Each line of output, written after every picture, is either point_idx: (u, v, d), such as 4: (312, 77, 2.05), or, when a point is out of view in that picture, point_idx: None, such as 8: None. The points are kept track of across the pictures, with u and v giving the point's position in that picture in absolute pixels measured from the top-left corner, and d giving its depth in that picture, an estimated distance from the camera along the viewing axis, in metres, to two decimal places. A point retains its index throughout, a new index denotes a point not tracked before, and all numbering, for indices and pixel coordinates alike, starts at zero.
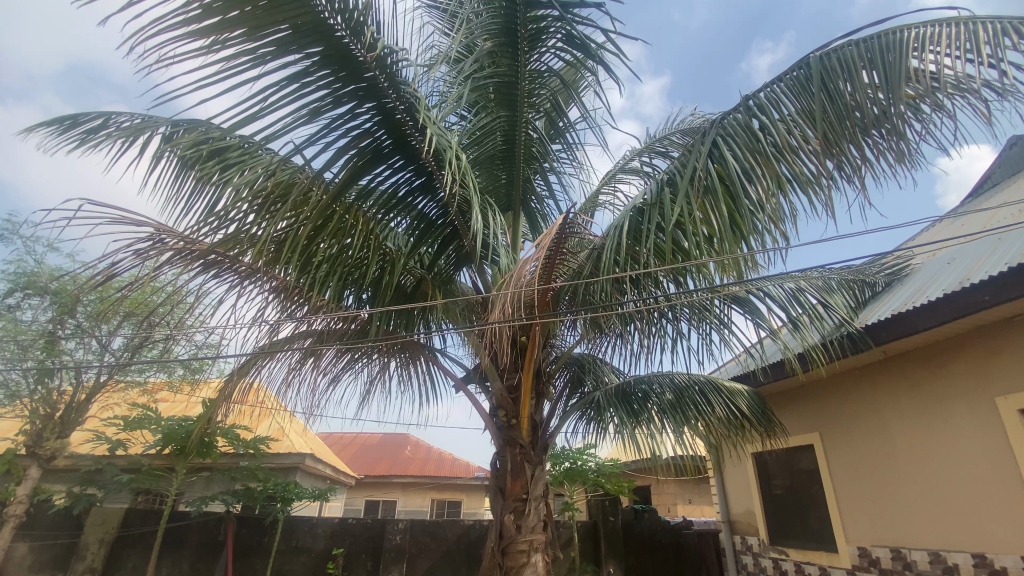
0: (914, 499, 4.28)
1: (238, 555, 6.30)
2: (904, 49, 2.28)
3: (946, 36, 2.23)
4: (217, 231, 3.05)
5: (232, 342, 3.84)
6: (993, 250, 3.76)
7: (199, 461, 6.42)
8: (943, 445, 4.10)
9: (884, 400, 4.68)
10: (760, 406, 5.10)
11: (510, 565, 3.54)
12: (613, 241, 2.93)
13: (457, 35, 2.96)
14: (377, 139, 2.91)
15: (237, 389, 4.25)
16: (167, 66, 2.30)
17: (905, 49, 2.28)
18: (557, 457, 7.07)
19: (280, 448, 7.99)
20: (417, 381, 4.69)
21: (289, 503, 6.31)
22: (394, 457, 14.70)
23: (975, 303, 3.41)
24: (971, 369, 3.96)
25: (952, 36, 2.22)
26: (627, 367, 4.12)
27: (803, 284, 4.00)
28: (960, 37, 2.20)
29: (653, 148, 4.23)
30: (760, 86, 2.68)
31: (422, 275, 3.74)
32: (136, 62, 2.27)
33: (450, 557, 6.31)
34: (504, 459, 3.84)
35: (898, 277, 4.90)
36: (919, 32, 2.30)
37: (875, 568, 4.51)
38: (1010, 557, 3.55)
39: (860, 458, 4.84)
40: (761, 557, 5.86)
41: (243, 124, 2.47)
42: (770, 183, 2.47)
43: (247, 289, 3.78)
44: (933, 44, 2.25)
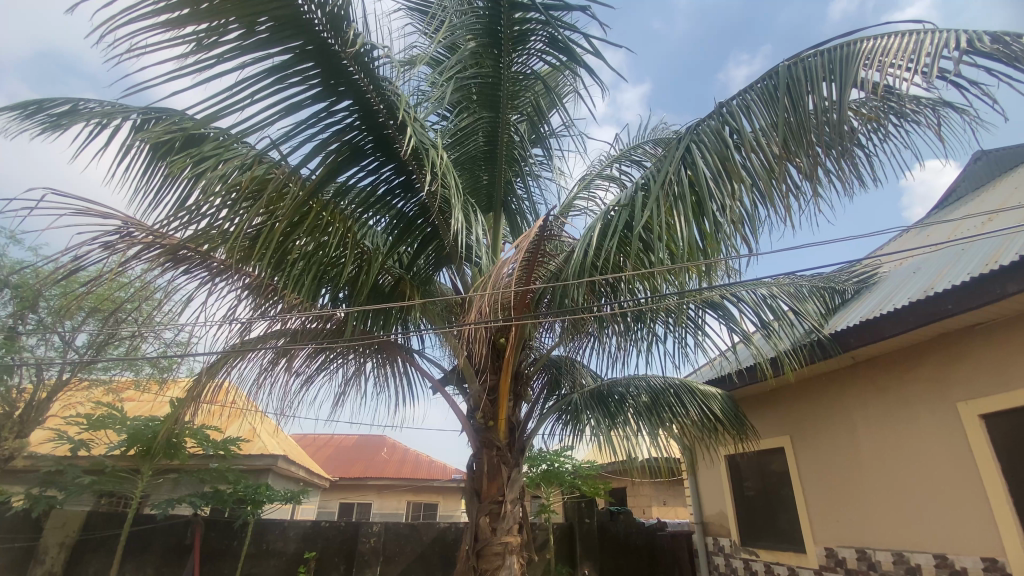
0: (878, 502, 4.42)
1: (206, 559, 6.11)
2: (858, 60, 2.35)
3: (895, 49, 2.31)
4: (186, 226, 2.97)
5: (201, 340, 3.73)
6: (956, 260, 3.91)
7: (167, 463, 6.22)
8: (906, 447, 4.24)
9: (851, 404, 4.81)
10: (732, 407, 5.20)
11: (485, 568, 3.53)
12: (589, 243, 2.96)
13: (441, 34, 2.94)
14: (355, 138, 2.87)
15: (206, 388, 4.12)
16: (138, 56, 2.22)
17: (862, 60, 2.36)
18: (534, 458, 7.09)
19: (252, 449, 7.80)
20: (393, 383, 4.63)
21: (260, 506, 6.16)
22: (370, 459, 14.52)
23: (938, 311, 3.54)
24: (933, 375, 4.11)
25: (899, 48, 2.29)
26: (604, 369, 4.13)
27: (775, 291, 4.14)
28: (908, 48, 2.28)
29: (629, 157, 4.24)
30: (732, 95, 2.74)
31: (400, 275, 3.70)
32: (105, 51, 2.19)
33: (425, 559, 6.25)
34: (480, 461, 3.82)
35: (866, 285, 5.05)
36: (873, 44, 2.38)
37: (841, 568, 4.64)
38: (970, 558, 3.68)
39: (827, 460, 4.98)
40: (732, 558, 5.97)
41: (219, 117, 2.41)
42: (740, 191, 2.51)
43: (218, 287, 3.68)
44: (883, 54, 2.32)
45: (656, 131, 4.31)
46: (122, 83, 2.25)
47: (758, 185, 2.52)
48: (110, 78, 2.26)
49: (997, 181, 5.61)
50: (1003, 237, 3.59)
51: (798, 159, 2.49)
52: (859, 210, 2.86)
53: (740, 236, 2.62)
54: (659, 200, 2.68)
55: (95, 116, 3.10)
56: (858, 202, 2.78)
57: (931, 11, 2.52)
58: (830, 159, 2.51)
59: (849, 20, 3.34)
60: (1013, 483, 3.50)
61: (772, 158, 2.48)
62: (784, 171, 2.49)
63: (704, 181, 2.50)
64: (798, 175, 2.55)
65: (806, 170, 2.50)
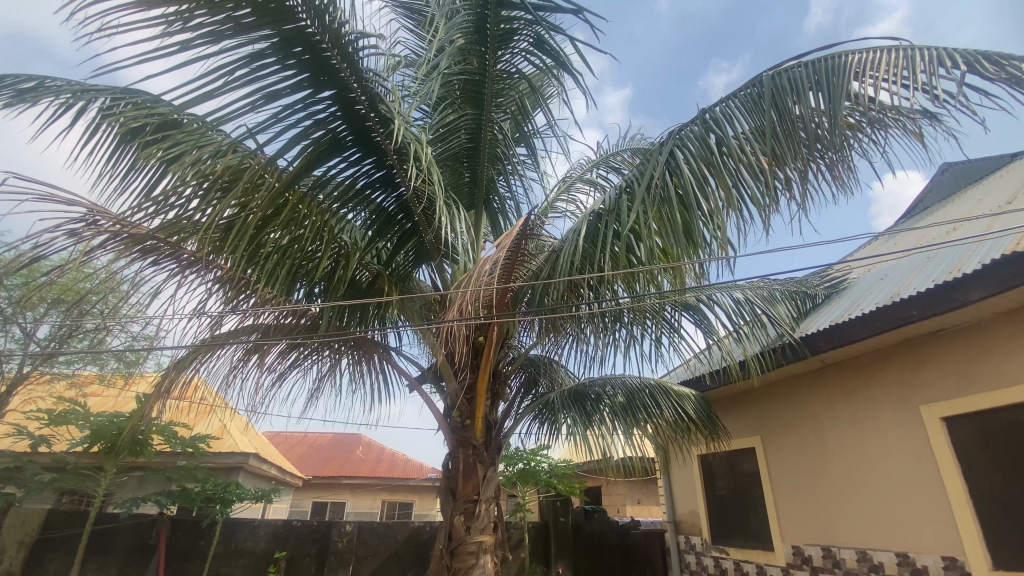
0: (845, 502, 4.53)
1: (172, 558, 5.94)
2: (848, 74, 2.41)
3: (885, 64, 2.37)
4: (154, 216, 2.87)
5: (169, 334, 3.61)
6: (922, 267, 4.04)
7: (132, 460, 6.00)
8: (872, 448, 4.37)
9: (820, 405, 4.93)
10: (705, 408, 5.27)
11: (458, 567, 3.52)
12: (572, 244, 2.99)
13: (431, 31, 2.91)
14: (336, 129, 2.80)
15: (174, 383, 4.00)
16: (110, 36, 2.14)
17: (849, 73, 2.41)
18: (510, 457, 7.10)
19: (222, 447, 7.61)
20: (369, 381, 4.57)
21: (230, 505, 6.01)
22: (344, 458, 14.32)
23: (904, 317, 3.66)
24: (898, 379, 4.25)
25: (891, 63, 2.36)
26: (581, 370, 4.24)
27: (749, 295, 4.23)
28: (898, 63, 2.35)
29: (607, 163, 4.27)
30: (715, 101, 2.76)
31: (378, 271, 3.63)
32: (75, 29, 2.10)
33: (399, 558, 6.19)
34: (456, 460, 3.80)
35: (836, 290, 5.19)
36: (860, 57, 2.45)
37: (807, 566, 4.77)
38: (930, 558, 3.80)
39: (796, 461, 5.09)
40: (703, 557, 6.09)
41: (195, 103, 2.32)
42: (724, 197, 2.53)
43: (189, 280, 3.57)
44: (873, 69, 2.38)
45: (633, 140, 4.30)
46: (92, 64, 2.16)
47: (741, 193, 2.55)
48: (80, 58, 2.16)
49: (961, 194, 5.82)
50: (969, 246, 3.71)
51: (782, 166, 2.53)
52: (837, 218, 2.91)
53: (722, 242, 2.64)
54: (645, 204, 2.67)
55: (61, 95, 2.97)
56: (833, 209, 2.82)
57: (903, 26, 2.58)
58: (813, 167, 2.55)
59: (824, 35, 3.44)
60: (973, 482, 3.64)
61: (757, 166, 2.52)
62: (769, 179, 2.52)
63: (690, 187, 2.51)
64: (781, 184, 2.57)
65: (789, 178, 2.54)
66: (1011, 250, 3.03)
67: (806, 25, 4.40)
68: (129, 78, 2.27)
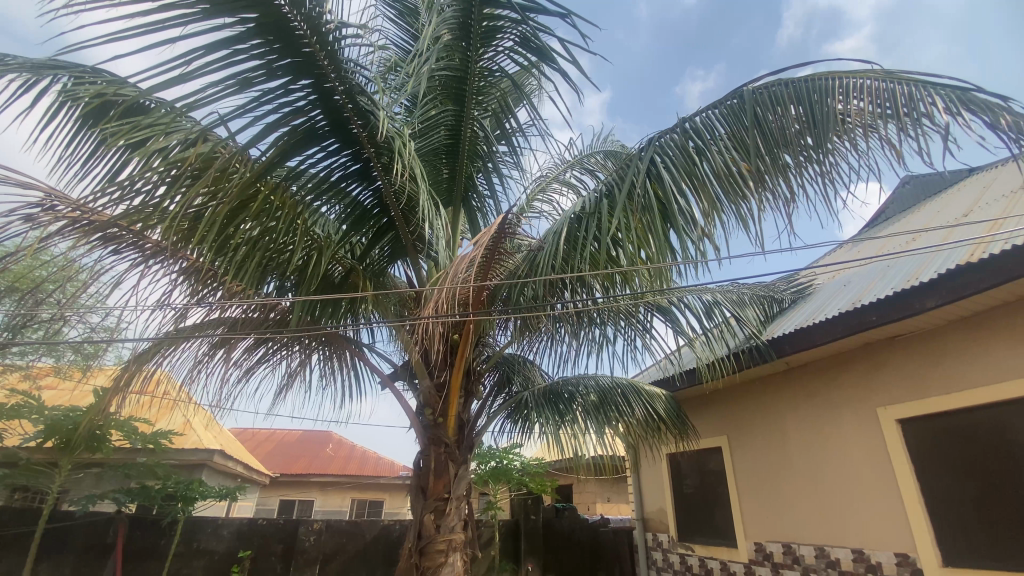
0: (806, 501, 4.68)
1: (130, 558, 5.73)
2: (832, 96, 2.48)
3: (868, 90, 2.44)
4: (117, 203, 2.72)
5: (131, 326, 3.48)
6: (883, 275, 4.20)
7: (89, 457, 5.74)
8: (831, 448, 4.52)
9: (784, 406, 5.10)
10: (675, 408, 5.36)
11: (427, 566, 3.50)
12: (551, 246, 2.99)
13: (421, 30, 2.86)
14: (313, 119, 2.75)
15: (136, 377, 3.87)
16: (78, 13, 2.07)
17: (830, 93, 2.48)
18: (483, 456, 7.09)
19: (185, 443, 7.37)
20: (340, 377, 4.50)
21: (192, 503, 5.84)
22: (314, 455, 14.09)
23: (864, 322, 3.79)
24: (857, 383, 4.41)
25: (873, 91, 2.43)
26: (554, 369, 4.36)
27: (719, 298, 4.34)
28: (881, 94, 2.41)
29: (581, 164, 4.33)
30: (696, 111, 2.80)
31: (352, 265, 3.57)
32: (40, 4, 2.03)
33: (367, 557, 6.12)
34: (427, 459, 3.78)
35: (802, 295, 5.35)
36: (843, 81, 2.50)
37: (768, 562, 4.90)
38: (884, 554, 3.95)
39: (762, 462, 5.23)
40: (669, 553, 6.22)
41: (164, 87, 2.24)
42: (702, 204, 2.58)
43: (152, 270, 3.43)
44: (857, 93, 2.45)
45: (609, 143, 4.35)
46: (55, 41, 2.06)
47: (719, 201, 2.59)
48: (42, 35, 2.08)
49: (919, 206, 6.09)
50: (925, 256, 3.87)
51: (762, 178, 2.56)
52: (812, 235, 2.96)
53: (703, 249, 2.65)
54: (626, 210, 2.68)
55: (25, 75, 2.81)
56: (816, 227, 2.74)
57: (869, 44, 2.68)
58: (794, 180, 2.57)
59: (796, 51, 3.55)
60: (927, 483, 3.79)
61: (734, 175, 2.57)
62: (745, 188, 2.57)
63: (671, 194, 2.54)
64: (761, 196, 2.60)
65: (766, 188, 2.58)
66: (966, 261, 3.19)
67: (780, 38, 4.52)
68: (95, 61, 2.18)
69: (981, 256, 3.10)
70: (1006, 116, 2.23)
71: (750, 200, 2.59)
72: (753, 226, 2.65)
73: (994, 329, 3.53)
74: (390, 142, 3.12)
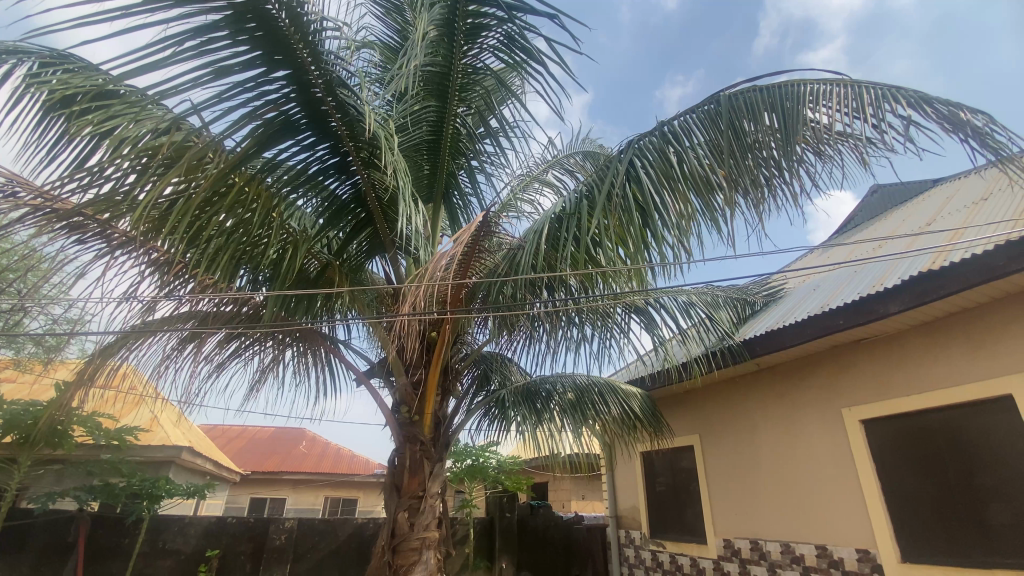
0: (773, 498, 4.81)
1: (91, 558, 5.54)
2: (804, 102, 2.53)
3: (837, 96, 2.51)
4: (85, 189, 2.61)
5: (95, 318, 3.35)
6: (851, 280, 4.34)
7: (49, 453, 5.51)
8: (798, 447, 4.66)
9: (753, 406, 5.24)
10: (651, 407, 5.44)
11: (400, 564, 3.48)
12: (532, 245, 2.99)
13: (403, 22, 2.83)
14: (290, 111, 2.69)
15: (100, 370, 3.75)
16: None
17: (801, 100, 2.54)
18: (459, 453, 7.08)
19: (151, 439, 7.15)
20: (314, 373, 4.44)
21: (159, 500, 5.69)
22: (287, 453, 13.84)
23: (831, 326, 3.91)
24: (823, 384, 4.56)
25: (841, 96, 2.50)
26: (533, 368, 4.34)
27: (694, 299, 4.43)
28: (848, 99, 2.48)
29: (562, 164, 4.43)
30: (674, 114, 2.84)
31: (329, 260, 3.51)
32: None
33: (339, 556, 6.06)
34: (402, 456, 3.75)
35: (773, 298, 5.50)
36: (813, 88, 2.57)
37: (736, 558, 5.02)
38: (846, 550, 4.09)
39: (732, 460, 5.34)
40: (641, 550, 6.32)
41: (138, 73, 2.18)
42: (679, 208, 2.62)
43: (119, 261, 3.30)
44: (826, 100, 2.52)
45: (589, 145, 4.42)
46: (21, 24, 1.99)
47: (695, 204, 2.64)
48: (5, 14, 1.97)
49: (885, 214, 6.34)
50: (890, 262, 4.01)
51: (736, 183, 2.61)
52: (784, 238, 3.02)
53: (679, 250, 2.70)
54: (606, 211, 2.70)
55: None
56: (788, 229, 2.80)
57: (841, 56, 2.76)
58: (767, 185, 2.63)
59: (773, 61, 3.65)
60: (886, 481, 3.94)
61: (712, 181, 2.61)
62: (721, 194, 2.62)
63: (649, 197, 2.57)
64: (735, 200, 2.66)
65: (742, 192, 2.64)
66: (927, 268, 3.32)
67: (758, 47, 4.64)
68: (62, 43, 2.10)
69: (941, 264, 3.24)
70: (969, 128, 2.30)
71: (725, 204, 2.64)
72: (726, 230, 2.70)
73: (951, 335, 3.69)
74: (373, 138, 3.08)
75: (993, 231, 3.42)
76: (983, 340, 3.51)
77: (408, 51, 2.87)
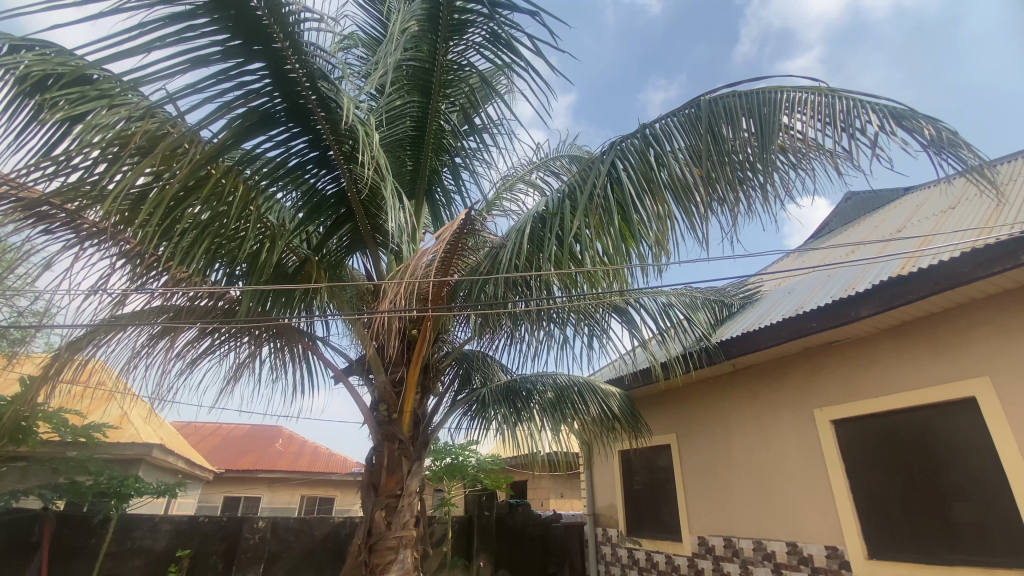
0: (746, 496, 4.91)
1: (55, 558, 5.35)
2: (779, 110, 2.58)
3: (812, 105, 2.57)
4: (51, 178, 2.52)
5: (61, 311, 3.23)
6: (825, 284, 4.44)
7: (10, 450, 5.31)
8: (771, 446, 4.77)
9: (729, 406, 5.33)
10: (630, 407, 5.48)
11: (376, 563, 3.45)
12: (514, 244, 2.99)
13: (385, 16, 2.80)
14: (269, 103, 2.64)
15: (67, 364, 3.63)
16: None
17: (778, 107, 2.59)
18: (438, 452, 7.05)
19: (120, 437, 6.96)
20: (291, 370, 4.37)
21: (127, 500, 5.53)
22: (263, 451, 13.60)
23: (805, 329, 4.00)
24: (796, 385, 4.67)
25: (815, 105, 2.56)
26: (515, 365, 4.39)
27: (673, 300, 4.50)
28: (822, 109, 2.54)
29: (546, 166, 4.46)
30: (657, 117, 2.87)
31: (307, 256, 3.47)
32: None
33: (315, 556, 6.00)
34: (380, 455, 3.71)
35: (750, 301, 5.61)
36: (790, 96, 2.62)
37: (710, 555, 5.11)
38: (815, 547, 4.20)
39: (707, 459, 5.44)
40: (618, 548, 6.40)
41: (111, 60, 2.14)
42: (658, 210, 2.65)
43: (87, 253, 3.19)
44: (801, 109, 2.57)
45: (573, 146, 4.45)
46: None
47: (674, 208, 2.68)
48: None
49: (858, 221, 6.52)
50: (862, 267, 4.12)
51: (713, 187, 2.65)
52: (758, 242, 3.09)
53: (657, 252, 2.73)
54: (588, 212, 2.72)
55: None
56: (762, 234, 2.86)
57: (818, 65, 2.83)
58: (743, 190, 2.68)
59: (753, 68, 3.72)
60: (856, 481, 4.05)
61: (691, 184, 2.64)
62: (700, 198, 2.66)
63: (629, 199, 2.60)
64: (712, 203, 2.70)
65: (720, 197, 2.68)
66: (896, 274, 3.43)
67: (738, 54, 4.74)
68: (33, 25, 2.04)
69: (910, 270, 3.34)
70: (934, 144, 2.38)
71: (703, 207, 2.68)
72: (703, 234, 2.74)
73: (918, 339, 3.82)
74: (354, 132, 3.03)
75: (959, 240, 3.54)
76: (948, 344, 3.63)
77: (390, 44, 2.84)
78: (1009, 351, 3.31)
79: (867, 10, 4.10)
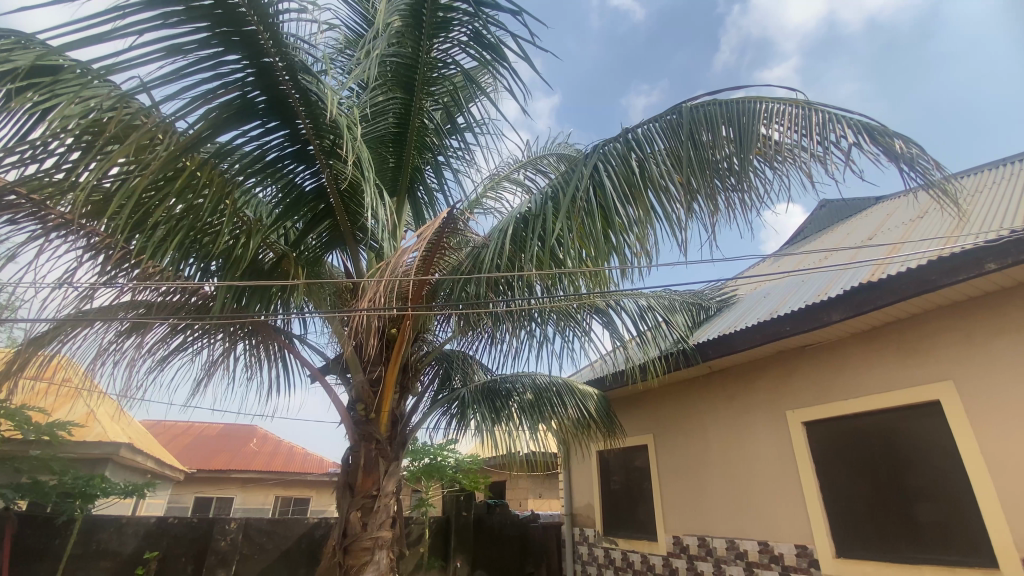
0: (721, 497, 4.98)
1: (15, 561, 5.16)
2: (758, 119, 2.63)
3: (790, 116, 2.61)
4: (24, 164, 2.44)
5: (24, 305, 3.11)
6: (799, 288, 4.54)
7: None
8: (745, 447, 4.85)
9: (705, 407, 5.40)
10: (607, 408, 5.53)
11: (351, 565, 3.41)
12: (496, 244, 2.98)
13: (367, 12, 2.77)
14: (248, 96, 2.58)
15: (31, 360, 3.51)
16: None
17: (757, 117, 2.63)
18: (416, 452, 7.00)
19: (86, 435, 6.76)
20: (266, 369, 4.29)
21: (92, 500, 5.36)
22: (236, 450, 13.34)
23: (778, 332, 4.09)
24: (771, 387, 4.76)
25: (792, 117, 2.60)
26: (494, 366, 4.37)
27: (651, 303, 4.57)
28: (800, 121, 2.59)
29: (534, 165, 4.43)
30: (639, 122, 2.90)
31: (284, 252, 3.41)
32: None
33: (288, 557, 5.91)
34: (357, 454, 3.66)
35: (727, 304, 5.71)
36: (768, 107, 2.66)
37: (684, 555, 5.18)
38: (786, 545, 4.29)
39: (684, 460, 5.50)
40: (595, 547, 6.45)
41: (81, 44, 2.10)
42: (638, 214, 2.69)
43: (53, 245, 3.08)
44: (779, 119, 2.62)
45: (559, 147, 4.46)
46: None
47: (653, 211, 2.71)
48: None
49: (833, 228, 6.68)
50: (835, 273, 4.22)
51: (692, 192, 2.69)
52: (734, 248, 3.14)
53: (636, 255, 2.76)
54: (570, 214, 2.73)
55: None
56: (739, 239, 2.91)
57: (795, 75, 2.89)
58: (720, 196, 2.72)
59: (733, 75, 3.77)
60: (825, 482, 4.15)
61: (670, 188, 2.68)
62: (679, 202, 2.69)
63: (610, 202, 2.62)
64: (691, 208, 2.73)
65: (699, 202, 2.72)
66: (867, 280, 3.52)
67: (717, 61, 4.82)
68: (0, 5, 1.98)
69: (879, 276, 3.44)
70: (902, 159, 2.45)
71: (681, 211, 2.71)
72: (682, 237, 2.78)
73: (888, 344, 3.92)
74: (335, 127, 2.99)
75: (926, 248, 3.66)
76: (916, 349, 3.74)
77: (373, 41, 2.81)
78: (974, 357, 3.42)
79: (843, 22, 4.21)
